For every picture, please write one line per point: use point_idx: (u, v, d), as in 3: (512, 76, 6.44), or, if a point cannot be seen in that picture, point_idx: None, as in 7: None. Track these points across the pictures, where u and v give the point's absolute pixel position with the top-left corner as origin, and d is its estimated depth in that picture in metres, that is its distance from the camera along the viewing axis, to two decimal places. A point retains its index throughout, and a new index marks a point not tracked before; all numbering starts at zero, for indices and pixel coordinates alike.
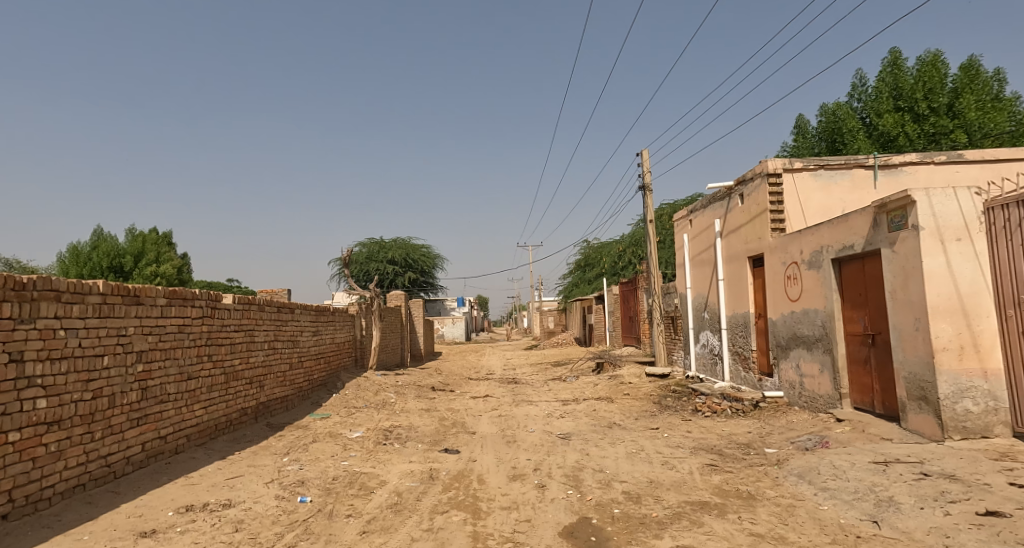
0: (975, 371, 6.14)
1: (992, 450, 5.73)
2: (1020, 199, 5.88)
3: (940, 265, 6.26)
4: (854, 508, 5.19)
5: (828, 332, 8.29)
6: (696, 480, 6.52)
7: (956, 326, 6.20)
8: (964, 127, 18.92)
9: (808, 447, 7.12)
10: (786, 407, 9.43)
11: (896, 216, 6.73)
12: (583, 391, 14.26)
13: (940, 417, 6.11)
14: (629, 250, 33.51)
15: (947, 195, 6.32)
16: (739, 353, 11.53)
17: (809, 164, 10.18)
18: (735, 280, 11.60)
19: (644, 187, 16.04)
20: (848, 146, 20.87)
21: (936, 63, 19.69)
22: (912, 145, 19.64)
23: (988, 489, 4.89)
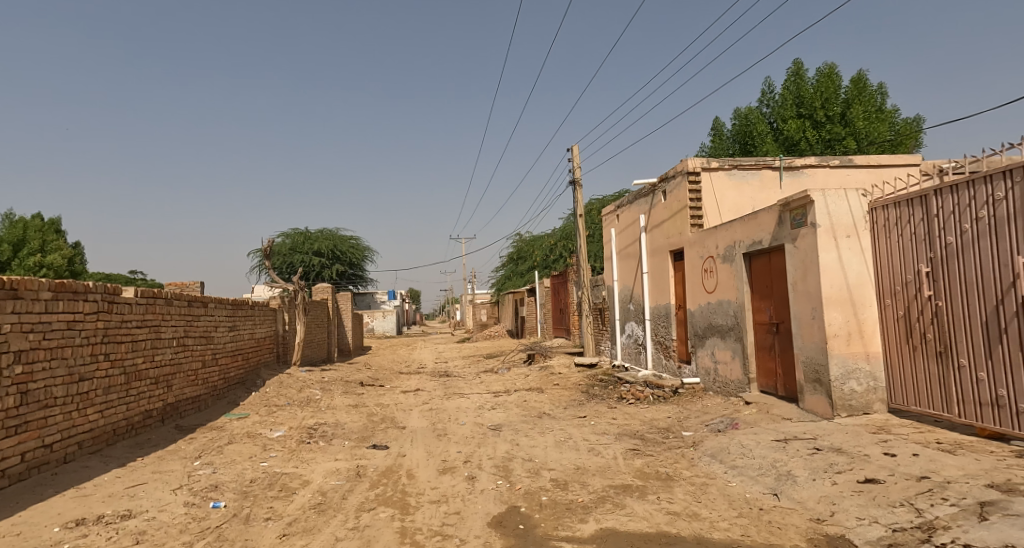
0: (862, 355, 6.72)
1: (871, 424, 6.28)
2: (896, 201, 6.43)
3: (833, 260, 6.83)
4: (758, 483, 5.64)
5: (738, 322, 8.86)
6: (620, 465, 6.86)
7: (845, 315, 6.78)
8: (854, 134, 20.59)
9: (720, 429, 7.60)
10: (703, 393, 9.99)
11: (798, 214, 7.26)
12: (514, 382, 14.55)
13: (831, 397, 6.69)
14: (559, 244, 34.19)
15: (839, 196, 6.89)
16: (661, 342, 12.08)
17: (724, 164, 10.74)
18: (658, 273, 12.12)
19: (575, 181, 16.41)
20: (758, 149, 22.10)
21: (831, 75, 21.16)
22: (813, 151, 21.02)
23: (868, 459, 5.31)
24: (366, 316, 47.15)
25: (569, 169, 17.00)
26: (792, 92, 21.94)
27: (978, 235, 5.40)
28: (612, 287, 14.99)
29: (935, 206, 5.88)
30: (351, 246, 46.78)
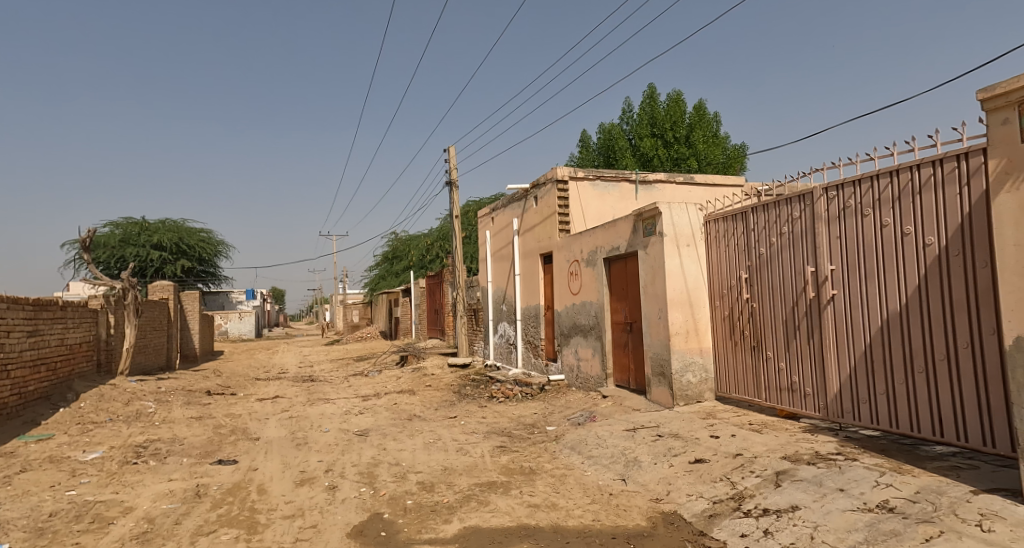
0: (697, 350, 7.51)
1: (702, 410, 7.05)
2: (725, 216, 7.29)
3: (676, 266, 7.56)
4: (609, 470, 6.14)
5: (599, 321, 9.50)
6: (487, 462, 7.11)
7: (685, 315, 7.54)
8: (696, 155, 22.78)
9: (580, 422, 8.13)
10: (567, 389, 10.59)
11: (649, 224, 7.95)
12: (385, 385, 14.41)
13: (672, 389, 7.41)
14: (436, 245, 34.24)
15: (681, 209, 7.66)
16: (530, 342, 12.58)
17: (588, 174, 11.44)
18: (529, 275, 12.62)
19: (451, 182, 16.57)
20: (618, 162, 23.75)
21: (679, 101, 23.19)
22: (663, 167, 22.84)
23: (699, 442, 5.98)
24: (221, 317, 43.92)
25: (446, 170, 17.11)
26: (647, 113, 23.52)
27: (782, 247, 6.30)
28: (486, 288, 15.36)
29: (752, 221, 6.74)
30: (201, 241, 43.39)
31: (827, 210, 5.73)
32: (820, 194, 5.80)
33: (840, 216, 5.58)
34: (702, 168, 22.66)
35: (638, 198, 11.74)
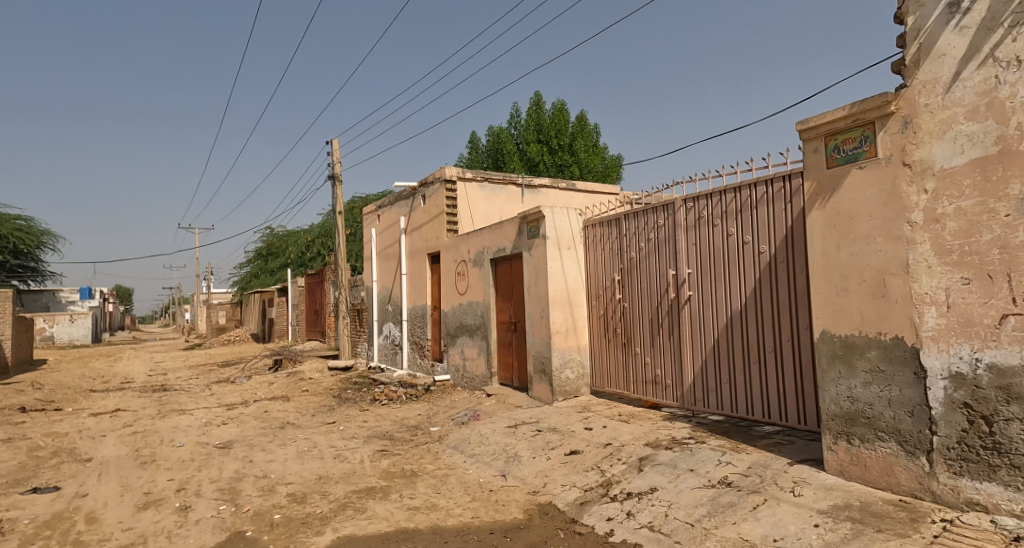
0: (575, 348, 7.88)
1: (579, 405, 7.41)
2: (601, 221, 7.72)
3: (557, 267, 7.87)
4: (490, 467, 6.29)
5: (484, 321, 9.65)
6: (365, 468, 6.99)
7: (565, 314, 7.86)
8: (578, 163, 23.77)
9: (463, 421, 8.22)
10: (452, 389, 10.67)
11: (532, 226, 8.22)
12: (254, 392, 13.60)
13: (552, 385, 7.71)
14: (317, 242, 32.93)
15: (562, 214, 8.00)
16: (416, 342, 12.51)
17: (476, 175, 11.59)
18: (415, 274, 12.55)
19: (334, 176, 16.05)
20: (506, 165, 24.20)
21: (563, 111, 24.10)
22: (548, 173, 23.54)
23: (575, 434, 6.29)
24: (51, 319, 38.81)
25: (328, 164, 16.53)
26: (533, 120, 24.19)
27: (649, 252, 6.77)
28: (370, 287, 15.06)
29: (624, 227, 7.19)
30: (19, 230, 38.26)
31: (686, 219, 6.25)
32: (680, 205, 6.31)
33: (695, 225, 6.12)
34: (584, 175, 23.70)
35: (524, 201, 12.05)
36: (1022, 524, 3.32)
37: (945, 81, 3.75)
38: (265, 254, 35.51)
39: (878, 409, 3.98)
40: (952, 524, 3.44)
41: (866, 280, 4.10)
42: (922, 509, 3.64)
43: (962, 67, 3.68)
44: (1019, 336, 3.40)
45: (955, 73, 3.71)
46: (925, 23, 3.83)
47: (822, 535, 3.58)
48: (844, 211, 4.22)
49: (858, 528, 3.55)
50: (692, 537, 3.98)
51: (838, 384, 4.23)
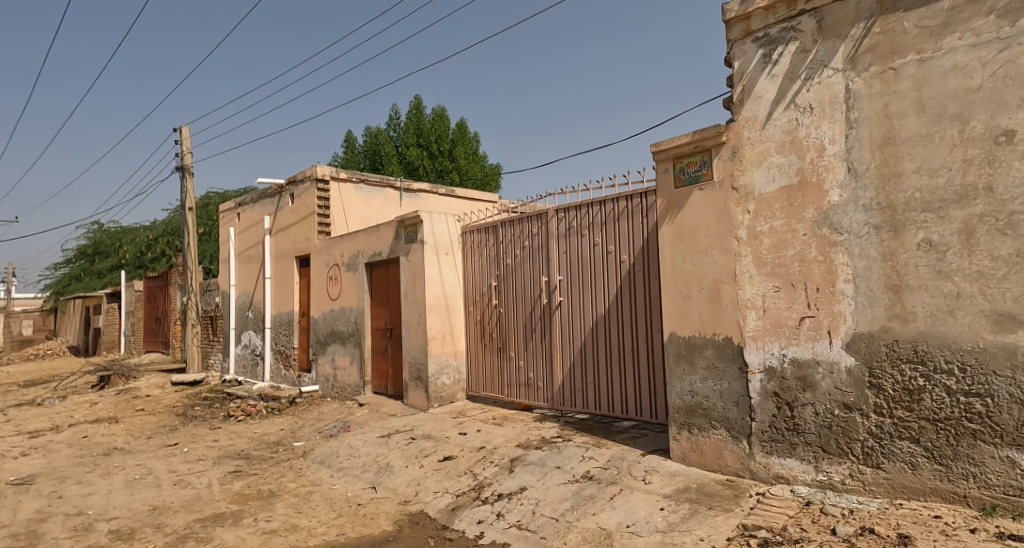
0: (451, 353, 7.90)
1: (455, 410, 7.44)
2: (480, 228, 7.86)
3: (435, 273, 7.85)
4: (360, 480, 6.14)
5: (358, 328, 9.39)
6: (213, 493, 6.43)
7: (442, 320, 7.85)
8: (458, 170, 23.90)
9: (332, 433, 7.94)
10: (321, 400, 10.28)
11: (410, 231, 8.14)
12: (70, 414, 11.75)
13: (428, 391, 7.65)
14: (159, 240, 29.81)
15: (441, 219, 8.02)
16: (281, 352, 11.88)
17: (352, 176, 11.32)
18: (281, 278, 11.93)
19: (183, 168, 14.88)
20: (384, 167, 23.77)
21: (444, 117, 24.14)
22: (429, 178, 23.55)
23: (448, 440, 6.32)
24: None
25: (177, 156, 15.22)
26: (413, 123, 24.00)
27: (524, 259, 7.00)
28: (226, 292, 14.06)
29: (501, 234, 7.38)
30: None
31: (557, 228, 6.53)
32: (552, 215, 6.60)
33: (566, 235, 6.42)
34: (463, 182, 23.88)
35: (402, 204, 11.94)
36: (812, 490, 3.87)
37: (762, 119, 4.21)
38: (88, 254, 30.87)
39: (712, 401, 4.39)
40: (763, 497, 3.90)
41: (704, 288, 4.49)
42: (742, 486, 4.09)
43: (773, 108, 4.14)
44: (813, 334, 3.92)
45: (768, 113, 4.17)
46: (747, 66, 4.28)
47: (666, 517, 3.89)
48: (688, 226, 4.59)
49: (695, 507, 3.90)
50: (557, 531, 4.14)
51: (682, 380, 4.59)
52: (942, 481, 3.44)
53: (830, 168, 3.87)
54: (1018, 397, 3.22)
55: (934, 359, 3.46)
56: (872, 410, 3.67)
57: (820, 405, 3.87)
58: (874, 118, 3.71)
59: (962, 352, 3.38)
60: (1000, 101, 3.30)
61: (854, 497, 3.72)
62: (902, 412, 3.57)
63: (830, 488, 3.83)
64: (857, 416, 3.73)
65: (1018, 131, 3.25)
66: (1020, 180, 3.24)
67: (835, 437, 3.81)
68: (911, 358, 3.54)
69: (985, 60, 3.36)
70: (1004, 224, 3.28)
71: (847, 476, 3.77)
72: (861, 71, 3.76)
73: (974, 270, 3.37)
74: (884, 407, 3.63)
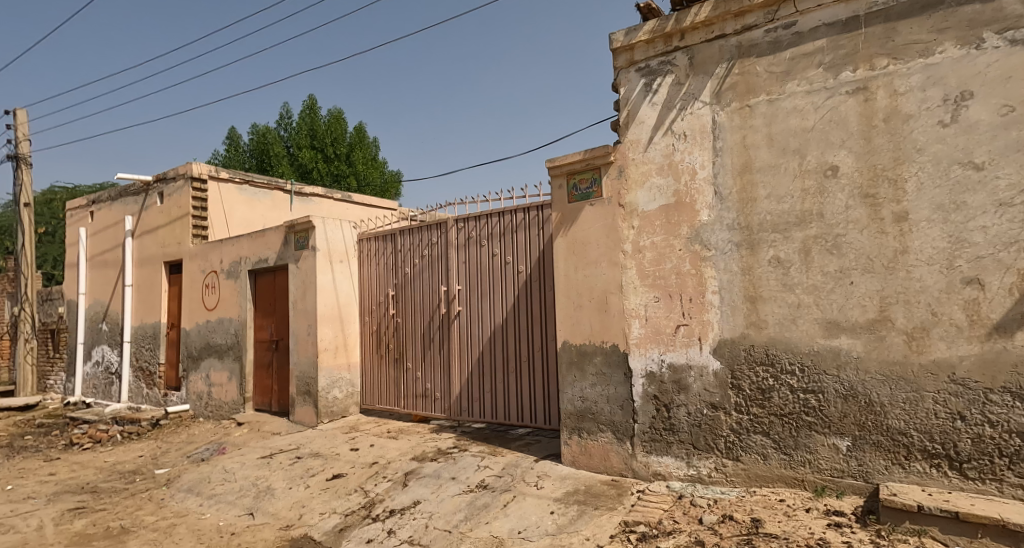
0: (344, 366, 7.61)
1: (346, 425, 7.15)
2: (377, 236, 7.69)
3: (328, 282, 7.53)
4: (235, 507, 5.72)
5: (239, 340, 8.77)
6: (49, 534, 5.66)
7: (335, 330, 7.55)
8: (355, 175, 22.93)
9: (204, 457, 7.34)
10: (191, 420, 9.47)
11: (301, 236, 7.77)
12: None
13: (317, 406, 7.30)
14: None
15: (335, 225, 7.75)
16: (143, 369, 10.80)
17: (235, 176, 10.68)
18: (146, 286, 10.89)
19: (18, 158, 13.19)
20: (275, 169, 22.43)
21: (340, 120, 23.30)
22: (323, 181, 22.46)
23: (336, 457, 6.07)
24: None
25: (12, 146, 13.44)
26: (307, 124, 22.98)
27: (422, 268, 6.96)
28: (75, 303, 12.55)
29: (400, 242, 7.28)
30: None
31: (457, 238, 6.57)
32: (452, 224, 6.63)
33: (466, 245, 6.47)
34: (361, 188, 22.96)
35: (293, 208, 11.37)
36: (684, 485, 4.15)
37: (644, 142, 4.52)
38: None
39: (600, 405, 4.60)
40: (644, 493, 4.13)
41: (594, 298, 4.71)
42: (625, 485, 4.32)
43: (654, 133, 4.45)
44: (687, 340, 4.23)
45: (650, 138, 4.49)
46: (631, 93, 4.58)
47: (556, 520, 4.02)
48: (580, 239, 4.80)
49: (582, 508, 4.06)
50: (449, 543, 4.12)
51: (573, 386, 4.76)
52: (786, 469, 3.84)
53: (700, 190, 4.24)
54: (843, 392, 3.68)
55: (782, 361, 3.87)
56: (733, 408, 4.03)
57: (692, 405, 4.18)
58: (734, 148, 4.12)
59: (803, 354, 3.81)
60: (828, 140, 3.78)
61: (718, 488, 4.05)
62: (755, 409, 3.95)
63: (699, 481, 4.14)
64: (721, 414, 4.07)
65: (840, 166, 3.74)
66: (843, 208, 3.72)
67: (703, 434, 4.14)
68: (763, 361, 3.93)
69: (816, 105, 3.83)
70: (831, 245, 3.75)
71: (713, 470, 4.09)
72: (725, 105, 4.17)
73: (810, 283, 3.81)
74: (742, 405, 4.00)
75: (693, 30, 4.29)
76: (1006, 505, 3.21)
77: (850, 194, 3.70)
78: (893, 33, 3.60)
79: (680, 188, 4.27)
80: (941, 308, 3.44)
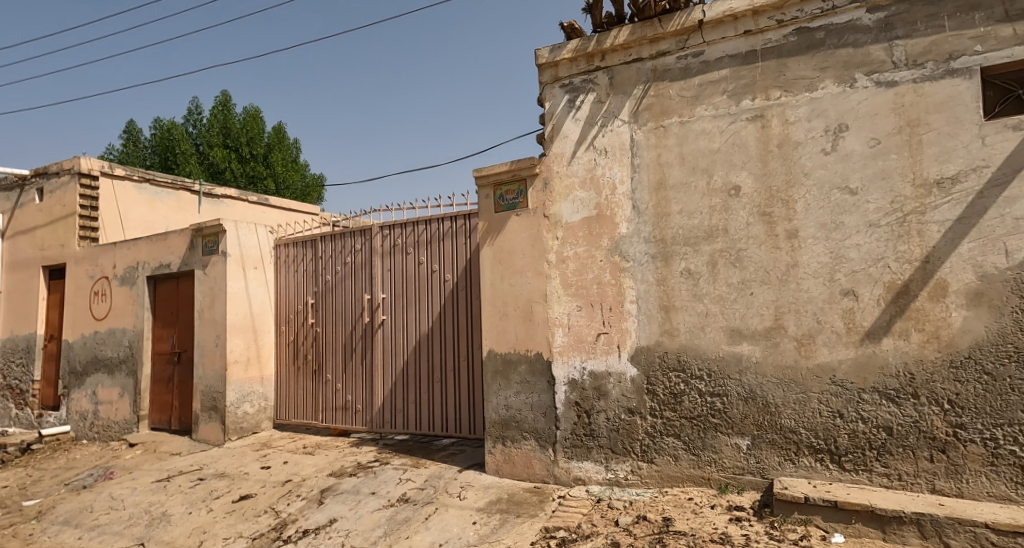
0: (256, 379, 7.09)
1: (256, 443, 6.66)
2: (296, 241, 7.27)
3: (241, 289, 7.00)
4: (123, 537, 5.04)
5: (133, 353, 7.92)
6: None
7: (246, 341, 7.02)
8: (274, 176, 20.76)
9: (87, 484, 6.47)
10: (71, 444, 8.41)
11: (210, 241, 7.16)
12: None
13: (224, 423, 6.72)
14: None
15: (248, 230, 7.22)
16: (9, 388, 9.38)
17: (133, 174, 9.65)
18: (17, 294, 9.58)
19: None
20: (180, 167, 20.02)
21: (257, 118, 21.35)
22: (236, 182, 20.10)
23: (245, 477, 5.63)
24: None
25: None
26: (218, 122, 20.82)
27: (344, 276, 6.68)
28: None
29: (320, 249, 6.94)
30: None
31: (382, 245, 6.38)
32: (377, 231, 6.42)
33: (390, 252, 6.31)
34: (281, 192, 20.78)
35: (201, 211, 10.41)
36: (603, 488, 4.29)
37: (567, 156, 4.66)
38: None
39: (524, 413, 4.65)
40: (564, 499, 4.22)
41: (519, 307, 4.77)
42: (547, 491, 4.39)
43: (576, 148, 4.62)
44: (606, 348, 4.40)
45: (573, 152, 4.64)
46: (556, 109, 4.73)
47: (479, 530, 3.99)
48: (506, 248, 4.86)
49: (505, 517, 4.08)
50: None
51: (498, 395, 4.78)
52: (695, 468, 4.08)
53: (620, 204, 4.44)
54: (743, 395, 3.98)
55: (691, 367, 4.13)
56: (648, 413, 4.23)
57: (611, 411, 4.34)
58: (650, 165, 4.36)
59: (710, 360, 4.08)
60: (731, 161, 4.10)
61: (634, 489, 4.22)
62: (668, 413, 4.17)
63: (616, 484, 4.29)
64: (638, 418, 4.25)
65: (742, 187, 4.07)
66: (744, 224, 4.05)
67: (621, 438, 4.30)
68: (675, 367, 4.17)
69: (721, 129, 4.14)
70: (734, 258, 4.06)
71: (629, 472, 4.26)
72: (641, 125, 4.41)
73: (717, 293, 4.10)
74: (656, 410, 4.21)
75: (613, 52, 4.52)
76: (877, 492, 3.61)
77: (751, 212, 4.03)
78: (784, 68, 4.00)
79: (601, 202, 4.45)
80: (825, 317, 3.82)
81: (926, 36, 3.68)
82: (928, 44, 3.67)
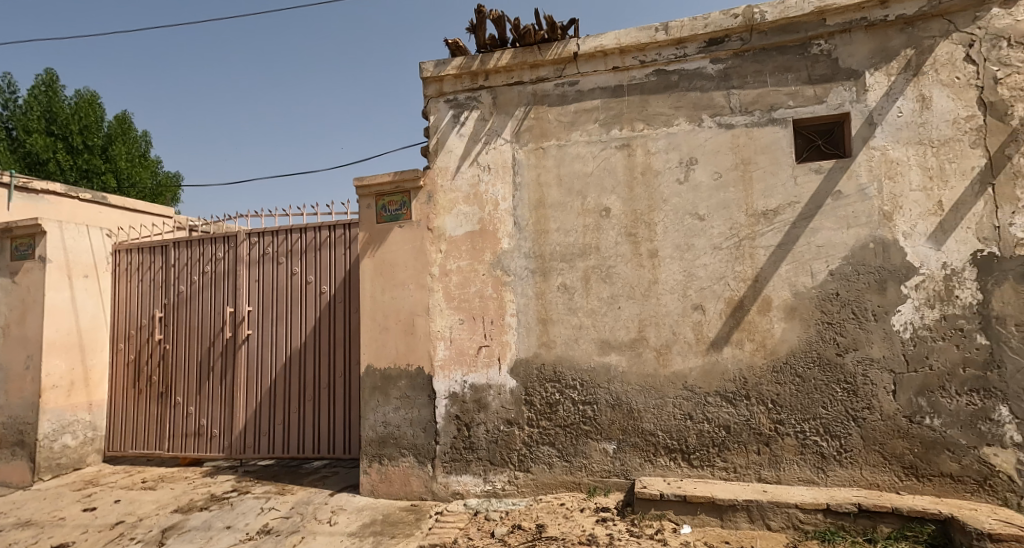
0: (83, 406, 5.95)
1: (78, 481, 5.54)
2: (142, 247, 6.26)
3: (65, 301, 5.86)
4: None
5: None
6: None
7: (69, 362, 5.86)
8: (114, 172, 15.54)
9: None
10: None
11: (22, 245, 5.90)
12: None
13: (35, 461, 5.51)
14: None
15: (79, 231, 6.06)
16: None
17: None
18: None
19: None
20: None
21: (94, 104, 15.92)
22: (64, 178, 14.80)
23: (60, 523, 4.61)
24: None
25: None
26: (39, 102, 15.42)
27: (202, 287, 5.92)
28: None
29: (172, 256, 6.09)
30: None
31: (249, 254, 5.76)
32: (243, 238, 5.78)
33: (260, 261, 5.70)
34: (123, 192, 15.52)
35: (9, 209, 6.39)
36: (480, 501, 4.31)
37: (452, 170, 4.68)
38: None
39: (403, 429, 4.52)
40: (441, 515, 4.17)
41: (400, 321, 4.63)
42: (424, 508, 4.29)
43: (460, 163, 4.66)
44: (487, 361, 4.45)
45: (457, 167, 4.67)
46: (440, 122, 4.74)
47: None
48: (388, 260, 4.70)
49: (378, 539, 3.92)
50: None
51: (376, 412, 4.58)
52: (567, 474, 4.26)
53: (501, 220, 4.55)
54: (611, 402, 4.26)
55: (566, 377, 4.33)
56: (525, 423, 4.34)
57: (490, 423, 4.39)
58: (530, 184, 4.55)
59: (583, 371, 4.31)
60: (602, 185, 4.43)
61: (510, 500, 4.30)
62: (544, 422, 4.32)
63: (494, 495, 4.34)
64: (516, 429, 4.35)
65: (612, 209, 4.41)
66: (613, 243, 4.38)
67: (499, 450, 4.36)
68: (551, 378, 4.34)
69: (594, 154, 4.46)
70: (605, 274, 4.37)
71: (507, 482, 4.33)
72: (522, 145, 4.58)
73: (589, 307, 4.37)
74: (533, 420, 4.34)
75: (496, 73, 4.66)
76: (719, 484, 4.06)
77: (618, 232, 4.37)
78: (646, 104, 4.43)
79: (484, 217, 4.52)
80: (679, 329, 4.25)
81: (754, 88, 4.31)
82: (757, 95, 4.30)
